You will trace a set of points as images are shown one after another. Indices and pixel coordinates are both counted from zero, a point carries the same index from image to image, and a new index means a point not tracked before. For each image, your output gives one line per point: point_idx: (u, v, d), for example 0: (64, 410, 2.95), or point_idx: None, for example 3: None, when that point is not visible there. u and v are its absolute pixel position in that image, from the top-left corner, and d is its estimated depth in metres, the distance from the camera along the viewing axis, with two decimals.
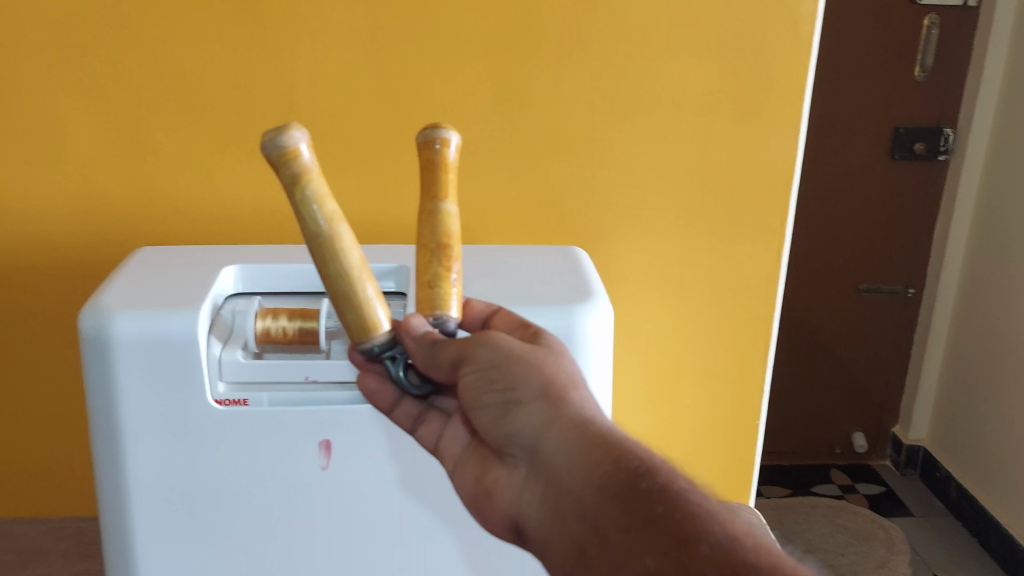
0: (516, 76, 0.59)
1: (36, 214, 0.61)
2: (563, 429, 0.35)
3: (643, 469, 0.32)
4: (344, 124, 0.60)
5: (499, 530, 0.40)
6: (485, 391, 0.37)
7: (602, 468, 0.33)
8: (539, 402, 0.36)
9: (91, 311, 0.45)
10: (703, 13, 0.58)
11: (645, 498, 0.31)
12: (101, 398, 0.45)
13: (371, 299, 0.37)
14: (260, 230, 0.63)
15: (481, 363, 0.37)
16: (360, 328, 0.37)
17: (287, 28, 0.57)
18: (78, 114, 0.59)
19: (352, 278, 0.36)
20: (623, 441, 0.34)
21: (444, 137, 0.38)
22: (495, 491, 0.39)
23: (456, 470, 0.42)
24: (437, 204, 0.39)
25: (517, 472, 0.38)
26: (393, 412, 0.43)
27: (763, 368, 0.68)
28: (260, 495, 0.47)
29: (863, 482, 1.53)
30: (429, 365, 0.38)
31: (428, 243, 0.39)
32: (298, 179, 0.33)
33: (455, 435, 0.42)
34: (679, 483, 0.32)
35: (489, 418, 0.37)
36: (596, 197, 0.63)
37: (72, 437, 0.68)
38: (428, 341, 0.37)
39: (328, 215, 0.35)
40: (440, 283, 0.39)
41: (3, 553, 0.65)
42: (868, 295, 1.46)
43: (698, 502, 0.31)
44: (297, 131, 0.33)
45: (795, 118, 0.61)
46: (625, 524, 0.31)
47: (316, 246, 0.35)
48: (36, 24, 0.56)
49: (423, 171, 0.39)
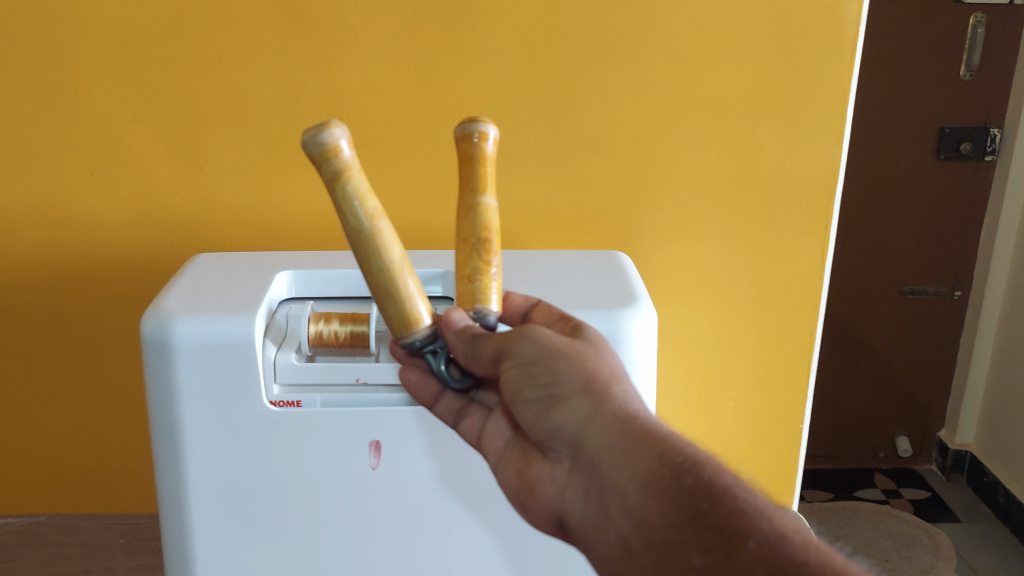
0: (559, 83, 0.60)
1: (98, 222, 0.64)
2: (607, 425, 0.35)
3: (689, 465, 0.33)
4: (390, 131, 0.62)
5: (543, 524, 0.40)
6: (526, 387, 0.37)
7: (648, 464, 0.34)
8: (582, 398, 0.36)
9: (153, 314, 0.47)
10: (745, 19, 0.59)
11: (692, 493, 0.32)
12: (162, 398, 0.47)
13: (412, 295, 0.37)
14: (310, 236, 0.65)
15: (522, 357, 0.36)
16: (402, 323, 0.37)
17: (337, 39, 0.59)
18: (138, 125, 0.61)
19: (393, 273, 0.36)
20: (668, 436, 0.34)
21: (482, 131, 0.38)
22: (538, 486, 0.39)
23: (499, 464, 0.42)
24: (476, 197, 0.39)
25: (561, 466, 0.38)
26: (436, 406, 0.44)
27: (807, 371, 0.68)
28: (313, 492, 0.49)
29: (908, 487, 1.51)
30: (470, 360, 0.37)
31: (467, 237, 0.38)
32: (339, 176, 0.34)
33: (497, 430, 0.42)
34: (725, 478, 0.33)
35: (531, 412, 0.37)
36: (638, 202, 0.64)
37: (132, 436, 0.71)
38: (468, 335, 0.37)
39: (368, 211, 0.35)
40: (480, 277, 0.38)
41: (67, 547, 0.68)
42: (912, 297, 1.44)
43: (744, 498, 0.32)
44: (337, 128, 0.34)
45: (839, 122, 0.61)
46: (671, 519, 0.32)
47: (357, 241, 0.36)
48: (99, 39, 0.59)
49: (462, 165, 0.39)
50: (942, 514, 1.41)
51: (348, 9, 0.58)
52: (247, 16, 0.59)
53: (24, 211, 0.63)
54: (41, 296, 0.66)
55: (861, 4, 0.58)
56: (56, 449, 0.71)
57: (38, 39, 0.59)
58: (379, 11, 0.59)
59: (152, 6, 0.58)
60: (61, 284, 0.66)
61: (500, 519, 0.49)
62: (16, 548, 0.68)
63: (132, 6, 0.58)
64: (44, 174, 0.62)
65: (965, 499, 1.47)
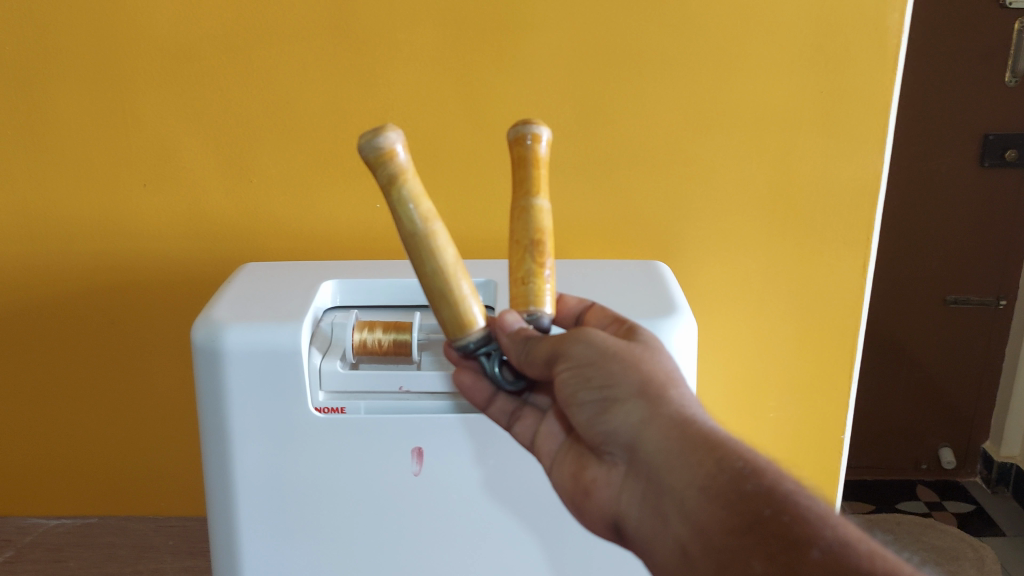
0: (600, 95, 0.61)
1: (151, 232, 0.66)
2: (662, 429, 0.35)
3: (748, 471, 0.33)
4: (434, 144, 0.63)
5: (597, 527, 0.41)
6: (581, 388, 0.37)
7: (706, 469, 0.34)
8: (637, 401, 0.36)
9: (205, 323, 0.48)
10: (786, 29, 0.59)
11: (752, 499, 0.32)
12: (213, 403, 0.48)
13: (466, 296, 0.38)
14: (355, 246, 0.66)
15: (577, 359, 0.37)
16: (456, 324, 0.38)
17: (382, 54, 0.61)
18: (191, 138, 0.63)
19: (447, 275, 0.37)
20: (726, 441, 0.34)
21: (535, 134, 0.39)
22: (594, 490, 0.40)
23: (553, 466, 0.43)
24: (529, 200, 0.39)
25: (616, 471, 0.39)
26: (489, 408, 0.46)
27: (848, 382, 0.68)
28: (358, 498, 0.50)
29: (951, 500, 1.48)
30: (523, 361, 0.38)
31: (520, 239, 0.39)
32: (394, 179, 0.35)
33: (551, 432, 0.43)
34: (786, 485, 0.33)
35: (586, 415, 0.38)
36: (678, 213, 0.64)
37: (181, 441, 0.73)
38: (522, 336, 0.39)
39: (423, 214, 0.36)
40: (534, 279, 0.39)
41: (118, 549, 0.70)
42: (956, 306, 1.41)
43: (806, 505, 0.32)
44: (393, 132, 0.35)
45: (882, 132, 0.61)
46: (731, 526, 0.32)
47: (412, 244, 0.36)
48: (154, 56, 0.61)
49: (515, 167, 0.40)
50: (987, 527, 1.39)
51: (393, 24, 0.60)
52: (295, 33, 0.60)
53: (79, 222, 0.65)
54: (96, 304, 0.68)
55: (903, 13, 0.58)
56: (109, 453, 0.73)
57: (95, 57, 0.61)
58: (423, 26, 0.60)
59: (205, 24, 0.60)
60: (114, 293, 0.68)
61: (543, 526, 0.50)
62: (70, 549, 0.70)
63: (185, 24, 0.60)
64: (100, 187, 0.64)
65: (1010, 514, 1.44)
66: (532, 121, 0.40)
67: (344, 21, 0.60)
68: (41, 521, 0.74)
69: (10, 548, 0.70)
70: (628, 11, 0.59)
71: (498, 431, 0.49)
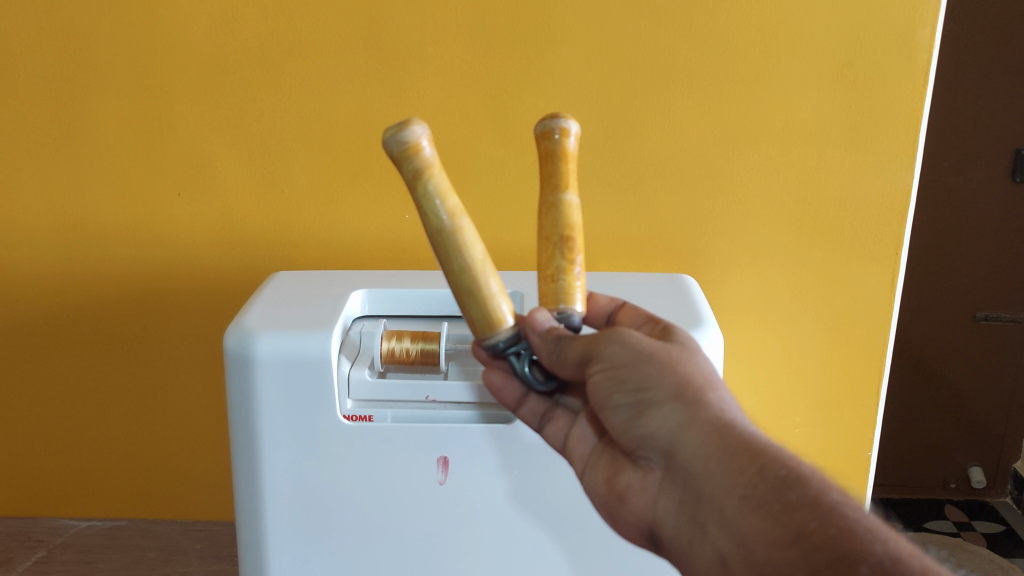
0: (627, 110, 0.62)
1: (184, 240, 0.67)
2: (702, 433, 0.35)
3: (793, 479, 0.33)
4: (462, 156, 0.63)
5: (633, 534, 0.41)
6: (616, 391, 0.37)
7: (747, 477, 0.33)
8: (674, 404, 0.36)
9: (236, 330, 0.49)
10: (815, 45, 0.59)
11: (797, 511, 0.32)
12: (241, 410, 0.49)
13: (494, 294, 0.38)
14: (382, 257, 0.67)
15: (611, 360, 0.37)
16: (485, 323, 0.38)
17: (413, 68, 0.61)
18: (224, 149, 0.64)
19: (474, 272, 0.37)
20: (768, 448, 0.34)
21: (563, 127, 0.39)
22: (629, 496, 0.40)
23: (586, 470, 0.43)
24: (558, 195, 0.39)
25: (652, 476, 0.39)
26: (520, 409, 0.45)
27: (876, 398, 0.67)
28: (382, 505, 0.50)
29: (981, 520, 1.44)
30: (555, 361, 0.38)
31: (550, 235, 0.39)
32: (420, 174, 0.36)
33: (583, 435, 0.44)
34: (832, 496, 0.32)
35: (621, 418, 0.38)
36: (705, 226, 0.64)
37: (210, 447, 0.74)
38: (553, 336, 0.38)
39: (449, 209, 0.36)
40: (564, 276, 0.39)
41: (146, 551, 0.71)
42: (986, 323, 1.39)
43: (854, 518, 0.31)
44: (418, 126, 0.35)
45: (910, 149, 0.61)
46: (774, 538, 0.32)
47: (439, 240, 0.37)
48: (190, 68, 0.62)
49: (542, 162, 0.40)
50: (1016, 549, 1.34)
51: (424, 38, 0.61)
52: (328, 46, 0.61)
53: (115, 231, 0.67)
54: (130, 311, 0.70)
55: (934, 29, 0.58)
56: (140, 456, 0.75)
57: (134, 68, 0.63)
58: (454, 40, 0.61)
59: (241, 38, 0.62)
60: (146, 299, 0.69)
61: (567, 538, 0.50)
62: (99, 550, 0.71)
63: (221, 37, 0.62)
64: (136, 197, 0.66)
65: None
66: (561, 115, 0.40)
67: (376, 35, 0.61)
68: (71, 523, 0.75)
69: (41, 549, 0.71)
70: (656, 27, 0.59)
71: (525, 441, 0.49)
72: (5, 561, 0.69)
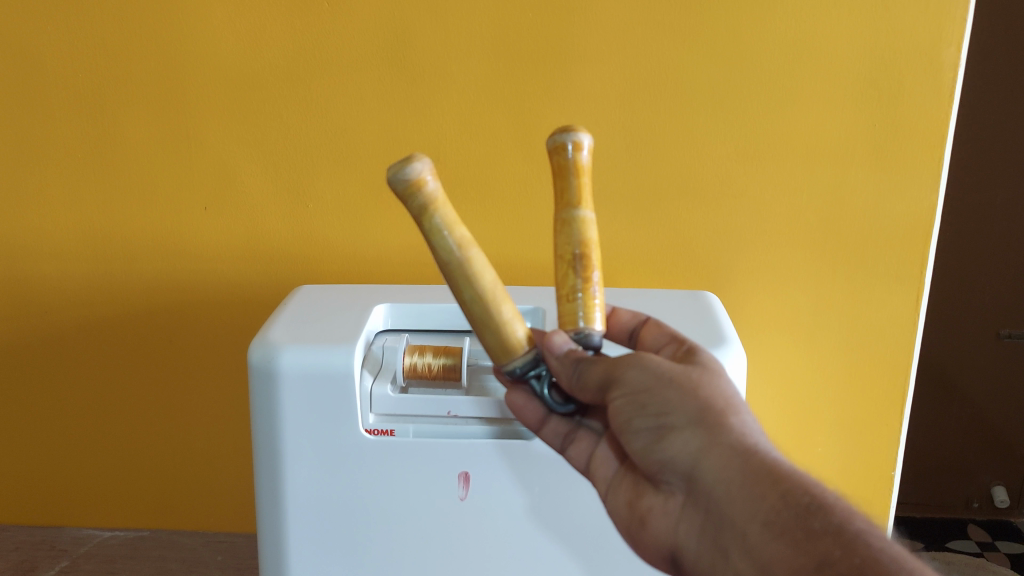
0: (646, 128, 0.62)
1: (209, 254, 0.68)
2: (722, 458, 0.35)
3: (816, 506, 0.32)
4: (486, 173, 0.64)
5: (654, 558, 0.41)
6: (635, 416, 0.37)
7: (770, 502, 0.33)
8: (694, 429, 0.36)
9: (261, 344, 0.49)
10: (837, 64, 0.59)
11: (820, 539, 0.31)
12: (265, 422, 0.49)
13: (509, 320, 0.39)
14: (405, 271, 0.67)
15: (630, 386, 0.37)
16: (502, 349, 0.39)
17: (437, 85, 0.62)
18: (250, 163, 0.65)
19: (486, 301, 0.38)
20: (791, 473, 0.34)
21: (576, 142, 0.38)
22: (650, 519, 0.40)
23: (608, 493, 0.43)
24: (572, 210, 0.39)
25: (673, 500, 0.39)
26: (542, 430, 0.46)
27: (900, 418, 0.67)
28: (403, 519, 0.50)
29: (1004, 541, 1.37)
30: (574, 386, 0.39)
31: (565, 253, 0.39)
32: (426, 209, 0.36)
33: (605, 457, 0.44)
34: (856, 524, 0.32)
35: (642, 443, 0.38)
36: (726, 243, 0.64)
37: (232, 460, 0.75)
38: (572, 359, 0.38)
39: (457, 241, 0.37)
40: (580, 294, 0.39)
41: (167, 562, 0.72)
42: (1010, 341, 1.36)
43: (879, 546, 0.31)
44: (420, 162, 0.35)
45: (936, 167, 0.61)
46: (796, 566, 0.31)
47: (448, 271, 0.37)
48: (218, 84, 0.63)
49: (556, 177, 0.39)
50: None
51: (449, 56, 0.61)
52: (355, 64, 0.62)
53: (141, 243, 0.68)
54: (156, 323, 0.70)
55: (960, 47, 0.58)
56: (161, 467, 0.75)
57: (162, 85, 0.64)
58: (478, 59, 0.61)
59: (267, 55, 0.62)
60: (169, 311, 0.70)
61: (589, 557, 0.50)
62: (122, 560, 0.72)
63: (249, 54, 0.62)
64: (162, 210, 0.67)
65: None
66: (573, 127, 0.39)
67: (402, 54, 0.62)
68: (95, 532, 0.76)
69: (65, 559, 0.72)
70: (677, 46, 0.60)
71: (547, 459, 0.49)
72: (30, 569, 0.70)
